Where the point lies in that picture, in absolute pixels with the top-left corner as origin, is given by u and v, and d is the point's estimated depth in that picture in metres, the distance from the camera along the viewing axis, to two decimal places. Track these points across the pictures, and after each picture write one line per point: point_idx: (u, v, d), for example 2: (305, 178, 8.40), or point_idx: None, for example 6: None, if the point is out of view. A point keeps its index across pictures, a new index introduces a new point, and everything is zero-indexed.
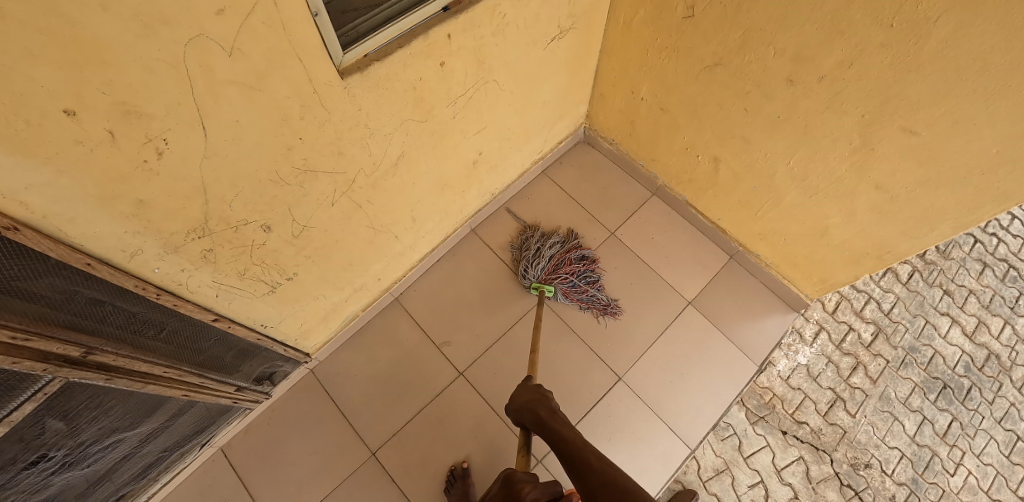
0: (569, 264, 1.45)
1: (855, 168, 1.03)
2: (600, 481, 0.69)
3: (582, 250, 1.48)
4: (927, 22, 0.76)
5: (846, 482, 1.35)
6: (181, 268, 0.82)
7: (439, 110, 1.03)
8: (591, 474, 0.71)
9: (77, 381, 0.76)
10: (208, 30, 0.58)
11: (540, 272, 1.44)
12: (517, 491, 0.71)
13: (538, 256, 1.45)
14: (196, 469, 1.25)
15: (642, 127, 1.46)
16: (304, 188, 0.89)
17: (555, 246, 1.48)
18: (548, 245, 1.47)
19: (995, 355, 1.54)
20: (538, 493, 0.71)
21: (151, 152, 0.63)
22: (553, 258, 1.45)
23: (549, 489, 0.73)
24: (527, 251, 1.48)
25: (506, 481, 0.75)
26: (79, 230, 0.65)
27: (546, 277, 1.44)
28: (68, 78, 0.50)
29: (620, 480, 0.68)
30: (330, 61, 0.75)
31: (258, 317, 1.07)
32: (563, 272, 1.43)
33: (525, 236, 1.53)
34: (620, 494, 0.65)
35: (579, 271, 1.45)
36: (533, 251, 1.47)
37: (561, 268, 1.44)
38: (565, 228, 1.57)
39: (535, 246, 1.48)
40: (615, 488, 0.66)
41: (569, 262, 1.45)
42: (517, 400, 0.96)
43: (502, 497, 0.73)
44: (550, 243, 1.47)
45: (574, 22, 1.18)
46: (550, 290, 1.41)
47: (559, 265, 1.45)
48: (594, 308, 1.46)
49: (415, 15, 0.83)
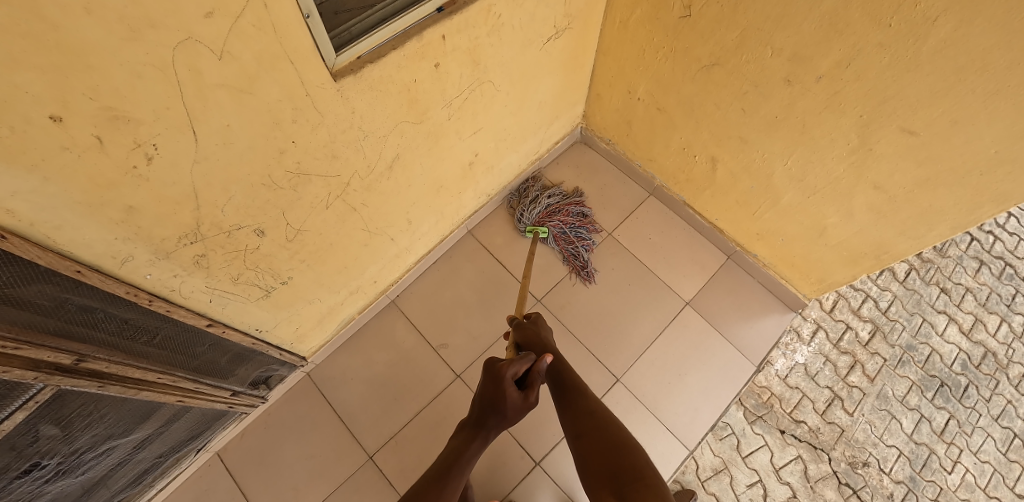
0: (566, 215, 1.52)
1: (853, 168, 1.02)
2: (588, 407, 0.77)
3: (580, 208, 1.55)
4: (926, 22, 0.75)
5: (844, 480, 1.35)
6: (173, 274, 0.81)
7: (433, 111, 1.02)
8: (581, 399, 0.79)
9: (69, 388, 0.75)
10: (197, 33, 0.57)
11: (536, 216, 1.52)
12: (498, 371, 0.80)
13: (534, 202, 1.54)
14: (193, 474, 1.24)
15: (639, 126, 1.45)
16: (297, 193, 0.89)
17: (555, 197, 1.56)
18: (547, 195, 1.56)
19: (991, 352, 1.54)
20: (517, 367, 0.80)
21: (140, 157, 0.62)
22: (550, 206, 1.54)
23: (526, 360, 0.82)
24: (525, 198, 1.56)
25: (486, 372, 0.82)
26: (67, 237, 0.64)
27: (540, 220, 1.52)
28: (53, 82, 0.49)
29: (604, 412, 0.76)
30: (321, 64, 0.74)
31: (252, 321, 1.06)
32: (558, 218, 1.50)
33: (525, 184, 1.60)
34: (605, 425, 0.73)
35: (570, 225, 1.51)
36: (531, 199, 1.56)
37: (556, 215, 1.52)
38: (569, 186, 1.63)
39: (533, 195, 1.56)
40: (602, 418, 0.74)
41: (566, 213, 1.53)
42: (520, 328, 1.00)
43: (487, 381, 0.81)
44: (548, 193, 1.56)
45: (570, 22, 1.17)
46: (543, 231, 1.49)
47: (555, 213, 1.53)
48: (573, 264, 1.51)
49: (408, 16, 0.81)
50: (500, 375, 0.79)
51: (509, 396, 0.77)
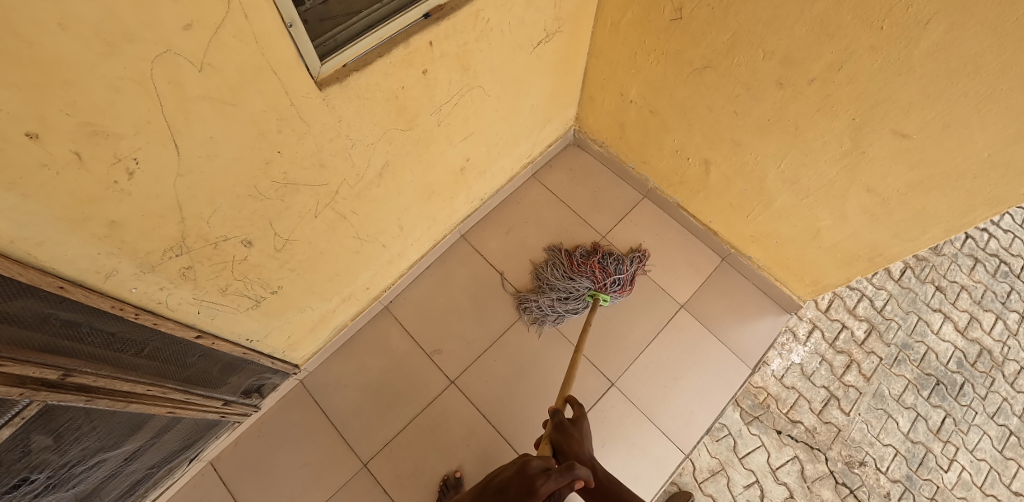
0: (586, 264, 1.41)
1: (846, 171, 1.01)
2: None
3: (578, 251, 1.46)
4: (918, 25, 0.74)
5: (841, 480, 1.35)
6: (160, 286, 0.81)
7: (422, 118, 1.01)
8: None
9: (55, 403, 0.74)
10: (175, 45, 0.56)
11: (589, 288, 1.39)
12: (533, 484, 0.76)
13: (567, 288, 1.39)
14: (186, 484, 1.24)
15: (632, 129, 1.44)
16: (285, 202, 0.88)
17: (559, 271, 1.42)
18: (555, 277, 1.41)
19: (987, 350, 1.54)
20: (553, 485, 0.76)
21: (121, 172, 0.61)
22: (573, 276, 1.40)
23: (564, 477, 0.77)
24: (557, 300, 1.39)
25: (519, 471, 0.80)
26: (48, 253, 0.63)
27: (595, 288, 1.39)
28: (29, 100, 0.48)
29: None
30: (306, 73, 0.73)
31: (243, 331, 1.05)
32: (593, 271, 1.39)
33: (533, 302, 1.42)
34: None
35: (601, 262, 1.42)
36: (560, 295, 1.39)
37: (589, 272, 1.39)
38: (538, 259, 1.52)
39: (553, 293, 1.40)
40: None
41: (582, 263, 1.42)
42: (560, 429, 0.97)
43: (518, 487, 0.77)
44: (554, 275, 1.42)
45: (560, 25, 1.15)
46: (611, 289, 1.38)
47: (582, 271, 1.40)
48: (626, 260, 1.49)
49: (394, 23, 0.80)
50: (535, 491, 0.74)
51: None
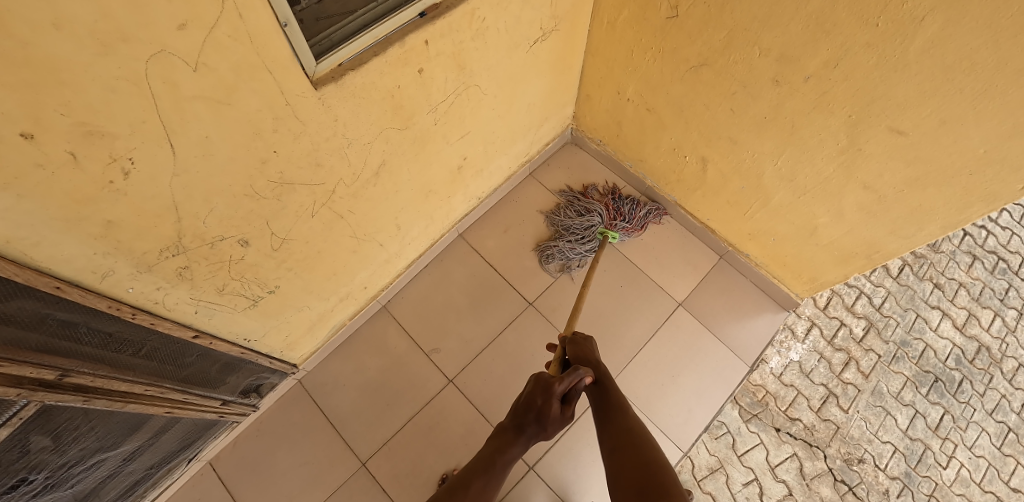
0: (599, 203, 1.52)
1: (842, 168, 1.01)
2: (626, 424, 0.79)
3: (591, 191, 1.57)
4: (913, 21, 0.74)
5: (839, 477, 1.35)
6: (156, 286, 0.81)
7: (418, 117, 1.01)
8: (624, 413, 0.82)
9: (53, 403, 0.74)
10: (170, 44, 0.56)
11: (601, 223, 1.49)
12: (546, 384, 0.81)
13: (581, 225, 1.48)
14: (185, 484, 1.24)
15: (629, 127, 1.44)
16: (281, 202, 0.88)
17: (574, 210, 1.52)
18: (570, 216, 1.51)
19: (985, 347, 1.54)
20: (565, 385, 0.82)
21: (116, 172, 0.61)
22: (588, 213, 1.50)
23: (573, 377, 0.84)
24: (571, 238, 1.48)
25: (534, 382, 0.83)
26: (45, 253, 0.63)
27: (607, 224, 1.49)
28: (24, 100, 0.48)
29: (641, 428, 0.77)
30: (301, 71, 0.73)
31: (241, 331, 1.05)
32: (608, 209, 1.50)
33: (548, 248, 1.50)
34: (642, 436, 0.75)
35: (613, 202, 1.53)
36: (575, 233, 1.48)
37: (603, 210, 1.50)
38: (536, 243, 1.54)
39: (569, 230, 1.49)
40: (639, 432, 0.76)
41: (596, 202, 1.52)
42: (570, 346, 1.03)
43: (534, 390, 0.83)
44: (570, 214, 1.51)
45: (557, 23, 1.15)
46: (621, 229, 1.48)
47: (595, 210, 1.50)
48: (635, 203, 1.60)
49: (389, 23, 0.80)
50: (548, 387, 0.80)
51: (552, 411, 0.79)
